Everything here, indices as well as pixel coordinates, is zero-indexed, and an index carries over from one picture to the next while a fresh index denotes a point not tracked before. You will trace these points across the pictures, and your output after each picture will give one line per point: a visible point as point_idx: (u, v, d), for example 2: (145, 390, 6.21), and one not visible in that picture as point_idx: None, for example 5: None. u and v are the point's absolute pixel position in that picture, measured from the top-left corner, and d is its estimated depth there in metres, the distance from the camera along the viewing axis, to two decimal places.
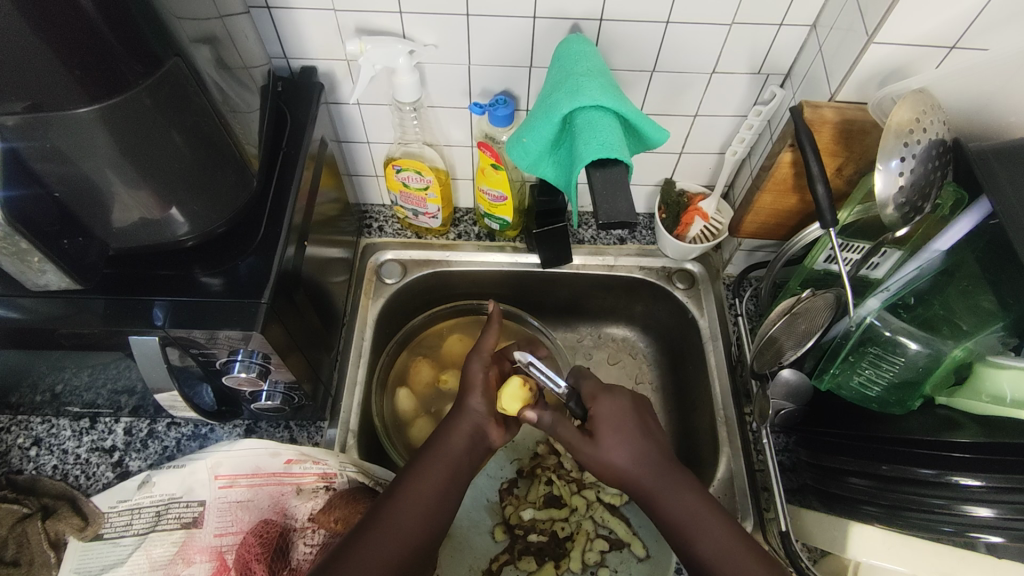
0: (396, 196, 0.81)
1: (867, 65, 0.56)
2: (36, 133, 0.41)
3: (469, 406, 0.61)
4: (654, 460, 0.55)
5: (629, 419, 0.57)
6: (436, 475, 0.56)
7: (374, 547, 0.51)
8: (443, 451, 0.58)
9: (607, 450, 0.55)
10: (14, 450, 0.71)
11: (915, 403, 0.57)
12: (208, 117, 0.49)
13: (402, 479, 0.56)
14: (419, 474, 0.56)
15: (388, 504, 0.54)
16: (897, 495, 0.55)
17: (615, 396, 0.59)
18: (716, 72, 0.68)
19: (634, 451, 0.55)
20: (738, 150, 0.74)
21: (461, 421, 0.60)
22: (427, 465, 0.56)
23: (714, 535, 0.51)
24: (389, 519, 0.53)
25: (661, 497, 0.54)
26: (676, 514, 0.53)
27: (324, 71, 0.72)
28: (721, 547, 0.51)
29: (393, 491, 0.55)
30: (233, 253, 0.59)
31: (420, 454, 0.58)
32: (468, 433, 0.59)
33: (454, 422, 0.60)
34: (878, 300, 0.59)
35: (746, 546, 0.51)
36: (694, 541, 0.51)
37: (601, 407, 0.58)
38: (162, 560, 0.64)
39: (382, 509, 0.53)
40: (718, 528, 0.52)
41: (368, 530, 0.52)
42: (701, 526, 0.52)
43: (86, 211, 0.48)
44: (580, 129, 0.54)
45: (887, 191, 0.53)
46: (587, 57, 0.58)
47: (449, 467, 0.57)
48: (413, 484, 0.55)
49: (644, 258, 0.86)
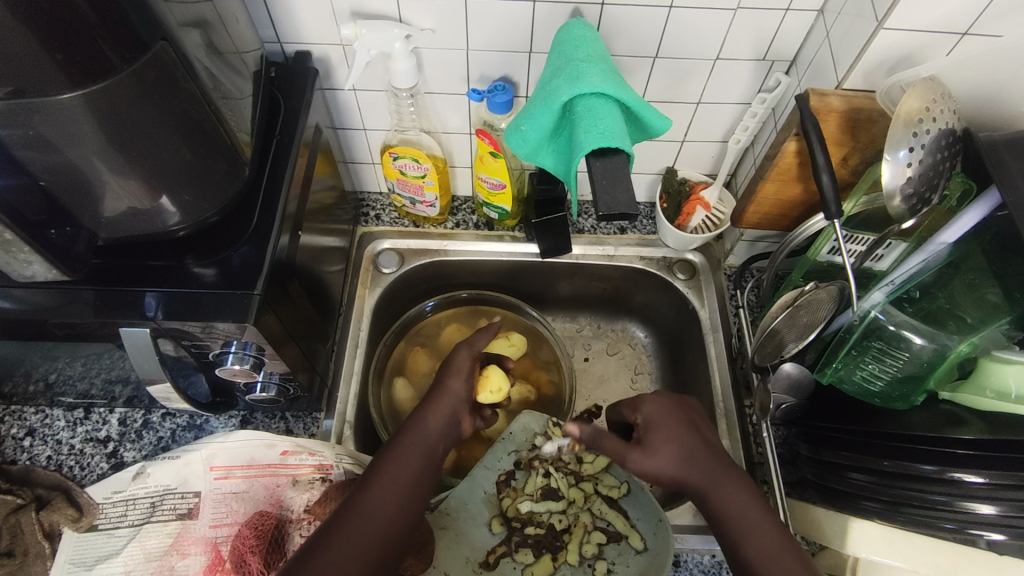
0: (393, 184, 0.80)
1: (876, 52, 0.54)
2: (19, 120, 0.40)
3: (448, 389, 0.61)
4: (699, 455, 0.55)
5: (672, 418, 0.57)
6: (412, 459, 0.56)
7: (349, 537, 0.50)
8: (417, 433, 0.57)
9: (654, 453, 0.55)
10: (8, 441, 0.71)
11: (918, 399, 0.56)
12: (199, 104, 0.48)
13: (378, 463, 0.55)
14: (395, 461, 0.55)
15: (367, 489, 0.53)
16: (897, 491, 0.54)
17: (659, 399, 0.59)
18: (719, 58, 0.66)
19: (678, 444, 0.55)
20: (742, 138, 0.72)
21: (439, 404, 0.60)
22: (400, 451, 0.56)
23: (759, 533, 0.51)
24: (366, 505, 0.52)
25: (712, 488, 0.53)
26: (726, 512, 0.52)
27: (318, 56, 0.70)
28: (765, 543, 0.50)
29: (370, 475, 0.54)
30: (226, 243, 0.58)
31: (394, 437, 0.57)
32: (444, 416, 0.59)
33: (428, 404, 0.60)
34: (882, 293, 0.58)
35: (789, 546, 0.50)
36: (742, 540, 0.51)
37: (652, 409, 0.58)
38: (157, 552, 0.64)
39: (355, 499, 0.52)
40: (762, 523, 0.51)
41: (343, 520, 0.51)
42: (745, 523, 0.51)
43: (73, 201, 0.47)
44: (580, 116, 0.52)
45: (895, 182, 0.52)
46: (588, 42, 0.56)
47: (422, 450, 0.56)
48: (388, 468, 0.54)
49: (644, 248, 0.85)
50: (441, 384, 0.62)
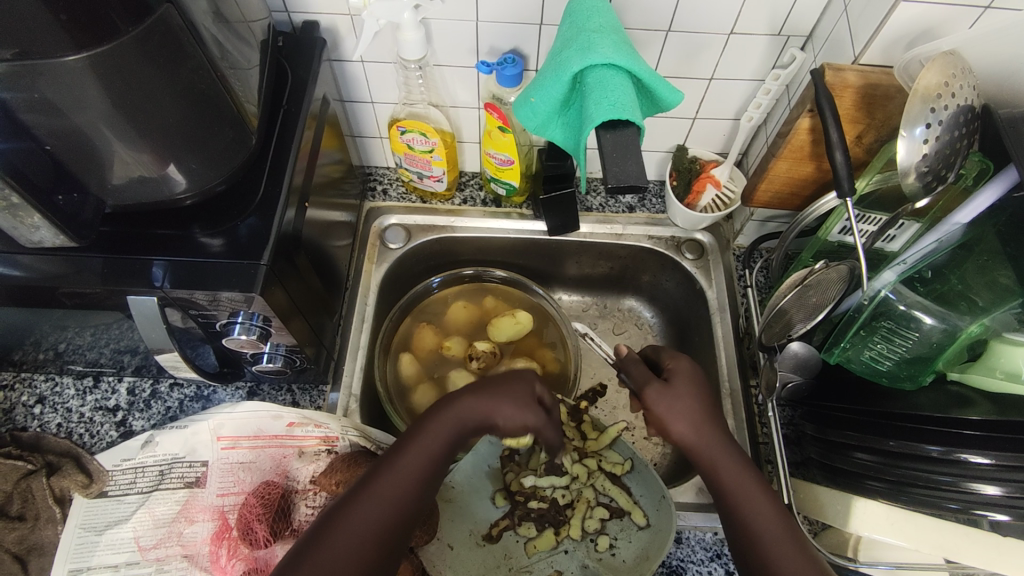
0: (400, 158, 0.80)
1: (895, 26, 0.53)
2: (24, 83, 0.39)
3: (496, 394, 0.57)
4: (712, 425, 0.55)
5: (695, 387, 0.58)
6: (431, 443, 0.55)
7: (364, 516, 0.50)
8: (448, 422, 0.56)
9: (673, 397, 0.56)
10: (19, 408, 0.72)
11: (927, 378, 0.56)
12: (205, 71, 0.48)
13: (401, 444, 0.55)
14: (415, 444, 0.54)
15: (389, 469, 0.53)
16: (901, 471, 0.54)
17: (680, 358, 0.61)
18: (734, 32, 0.65)
19: (691, 412, 0.56)
20: (755, 116, 0.72)
21: (472, 399, 0.57)
22: (422, 433, 0.55)
23: (760, 513, 0.51)
24: (384, 483, 0.52)
25: (712, 460, 0.54)
26: (728, 492, 0.52)
27: (327, 27, 0.69)
28: (765, 521, 0.50)
29: (393, 455, 0.54)
30: (233, 213, 0.58)
31: (422, 420, 0.56)
32: (477, 415, 0.57)
33: (465, 397, 0.57)
34: (894, 273, 0.57)
35: (788, 527, 0.50)
36: (744, 518, 0.51)
37: (675, 365, 0.60)
38: (166, 518, 0.65)
39: (374, 476, 0.52)
40: (763, 502, 0.51)
41: (360, 497, 0.51)
42: (750, 501, 0.51)
43: (80, 167, 0.47)
44: (590, 88, 0.51)
45: (910, 159, 0.51)
46: (601, 13, 0.55)
47: (448, 438, 0.55)
48: (414, 452, 0.54)
49: (652, 227, 0.84)
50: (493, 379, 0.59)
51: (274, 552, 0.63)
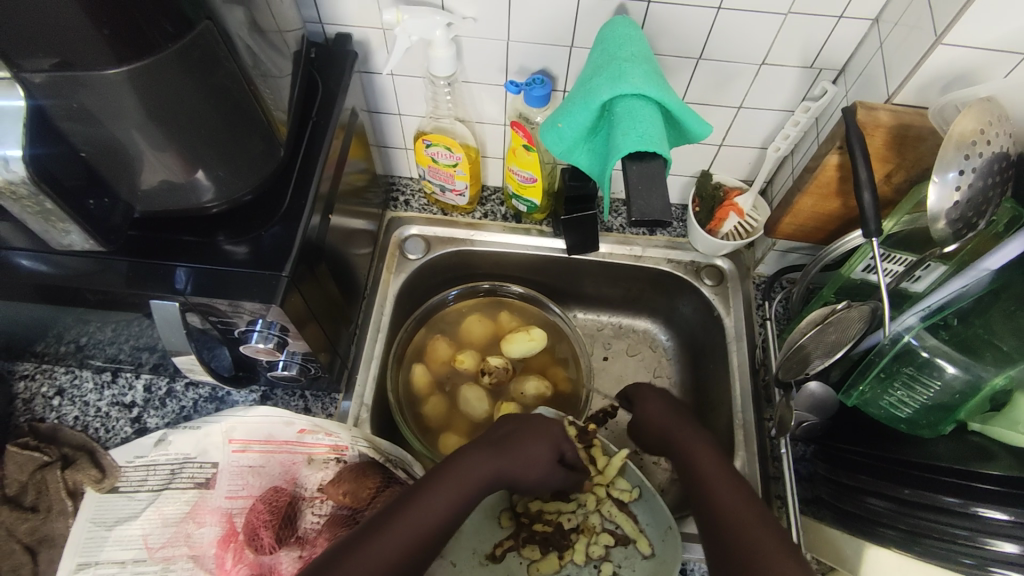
0: (424, 171, 0.80)
1: (931, 67, 0.52)
2: (64, 91, 0.41)
3: (528, 444, 0.61)
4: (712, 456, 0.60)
5: (670, 430, 0.65)
6: (471, 475, 0.56)
7: (396, 534, 0.50)
8: (489, 461, 0.58)
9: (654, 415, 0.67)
10: (38, 398, 0.73)
11: (946, 428, 0.54)
12: (238, 85, 0.48)
13: (441, 470, 0.56)
14: (456, 472, 0.56)
15: (427, 491, 0.54)
16: (915, 520, 0.53)
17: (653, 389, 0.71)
18: (765, 63, 0.65)
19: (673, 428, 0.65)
20: (782, 147, 0.72)
21: (510, 448, 0.60)
22: (463, 464, 0.57)
23: (759, 539, 0.50)
24: (419, 509, 0.52)
25: (716, 487, 0.56)
26: (725, 516, 0.53)
27: (359, 39, 0.70)
28: (755, 537, 0.51)
29: (431, 479, 0.55)
30: (259, 222, 0.58)
31: (464, 454, 0.58)
32: (514, 461, 0.60)
33: (505, 445, 0.60)
34: (916, 317, 0.56)
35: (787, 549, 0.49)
36: (739, 540, 0.51)
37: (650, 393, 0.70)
38: (174, 518, 0.66)
39: (410, 498, 0.53)
40: (749, 516, 0.53)
41: (394, 515, 0.51)
42: (746, 527, 0.52)
43: (113, 173, 0.48)
44: (619, 117, 0.51)
45: (940, 206, 0.50)
46: (633, 41, 0.55)
47: (485, 478, 0.57)
48: (453, 477, 0.56)
49: (672, 251, 0.84)
50: (525, 439, 0.61)
51: (279, 558, 0.64)
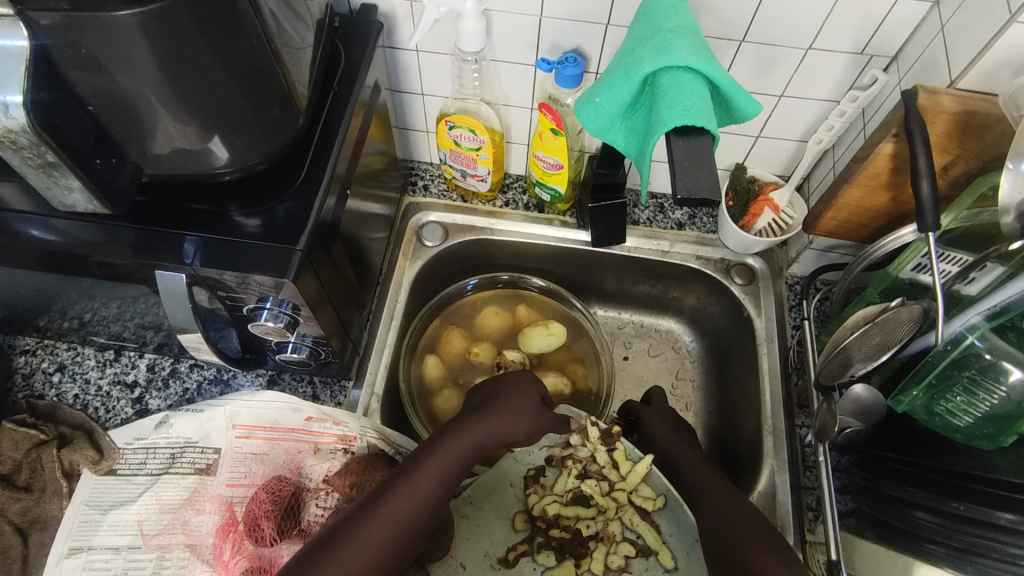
0: (445, 154, 0.77)
1: (1001, 50, 0.49)
2: (71, 35, 0.38)
3: (516, 401, 0.59)
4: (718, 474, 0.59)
5: (674, 440, 0.66)
6: (467, 438, 0.54)
7: (398, 503, 0.49)
8: (482, 425, 0.56)
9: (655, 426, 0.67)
10: (37, 374, 0.70)
11: (1008, 440, 0.50)
12: (259, 47, 0.45)
13: (440, 437, 0.54)
14: (453, 437, 0.54)
15: (427, 459, 0.52)
16: (968, 538, 0.50)
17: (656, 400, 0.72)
18: (813, 47, 0.61)
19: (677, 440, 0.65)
20: (825, 138, 0.67)
21: (492, 409, 0.57)
22: (461, 429, 0.55)
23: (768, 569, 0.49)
24: (422, 478, 0.51)
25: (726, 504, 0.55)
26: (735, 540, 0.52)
27: (385, 11, 0.67)
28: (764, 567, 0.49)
29: (429, 447, 0.53)
30: (273, 195, 0.55)
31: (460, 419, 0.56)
32: (502, 422, 0.57)
33: (495, 407, 0.57)
34: (980, 316, 0.51)
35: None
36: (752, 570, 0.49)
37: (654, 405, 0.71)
38: (173, 504, 0.63)
39: (411, 466, 0.52)
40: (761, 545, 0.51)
41: (396, 484, 0.50)
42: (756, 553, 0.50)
43: (123, 132, 0.45)
44: (664, 90, 0.48)
45: (1013, 197, 0.48)
46: (679, 13, 0.51)
47: (476, 439, 0.55)
48: (452, 443, 0.54)
49: (701, 247, 0.80)
50: (501, 398, 0.58)
51: (280, 551, 0.61)
